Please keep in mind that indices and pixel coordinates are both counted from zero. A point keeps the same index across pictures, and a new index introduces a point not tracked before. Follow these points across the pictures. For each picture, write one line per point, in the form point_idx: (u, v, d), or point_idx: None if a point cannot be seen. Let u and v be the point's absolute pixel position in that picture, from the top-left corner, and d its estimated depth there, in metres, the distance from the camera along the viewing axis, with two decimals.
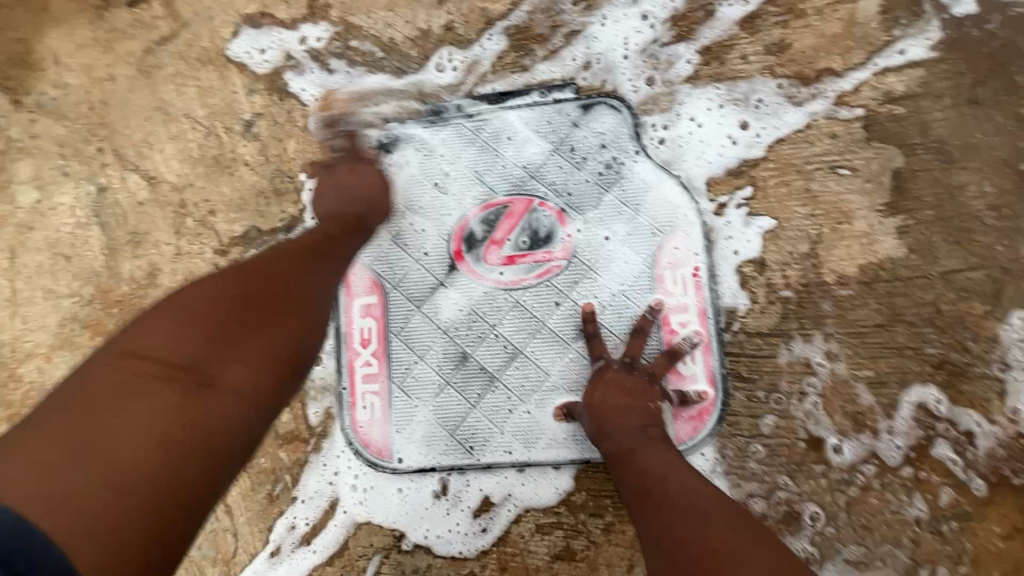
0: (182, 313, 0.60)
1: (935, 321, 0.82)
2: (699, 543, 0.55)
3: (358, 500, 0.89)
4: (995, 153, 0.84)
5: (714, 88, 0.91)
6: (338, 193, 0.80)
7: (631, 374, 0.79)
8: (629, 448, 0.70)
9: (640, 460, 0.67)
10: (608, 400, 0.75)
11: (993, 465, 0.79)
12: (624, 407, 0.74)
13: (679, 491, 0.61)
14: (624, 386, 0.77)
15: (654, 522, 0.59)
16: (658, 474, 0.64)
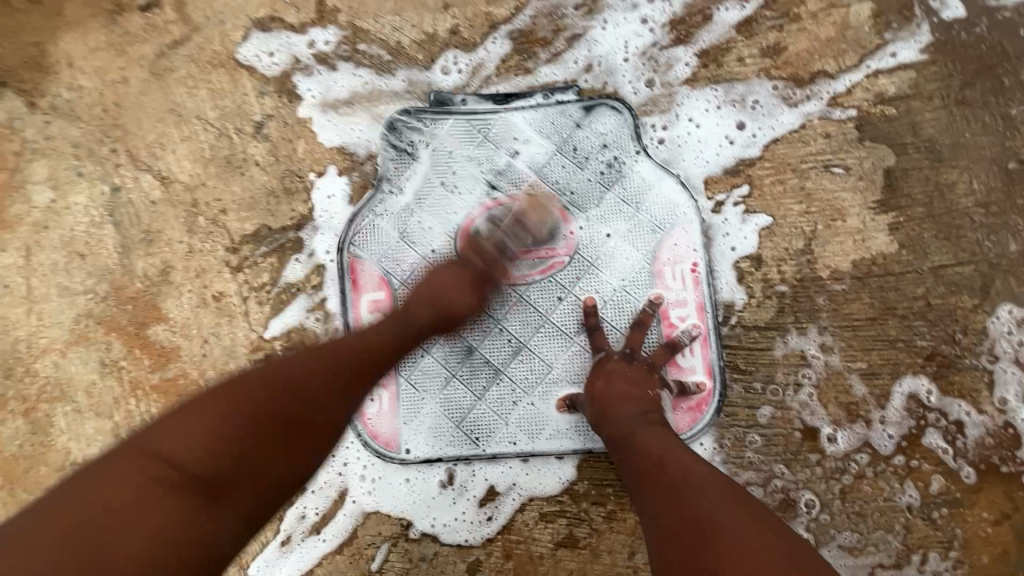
0: (218, 407, 0.59)
1: (926, 315, 0.85)
2: (695, 515, 0.58)
3: (366, 490, 0.91)
4: (982, 152, 0.88)
5: (712, 89, 0.94)
6: (427, 294, 0.83)
7: (631, 365, 0.82)
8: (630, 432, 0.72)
9: (640, 442, 0.70)
10: (610, 389, 0.78)
11: (982, 454, 0.81)
12: (625, 394, 0.77)
13: (677, 469, 0.64)
14: (625, 376, 0.80)
15: (653, 500, 0.62)
16: (657, 455, 0.67)
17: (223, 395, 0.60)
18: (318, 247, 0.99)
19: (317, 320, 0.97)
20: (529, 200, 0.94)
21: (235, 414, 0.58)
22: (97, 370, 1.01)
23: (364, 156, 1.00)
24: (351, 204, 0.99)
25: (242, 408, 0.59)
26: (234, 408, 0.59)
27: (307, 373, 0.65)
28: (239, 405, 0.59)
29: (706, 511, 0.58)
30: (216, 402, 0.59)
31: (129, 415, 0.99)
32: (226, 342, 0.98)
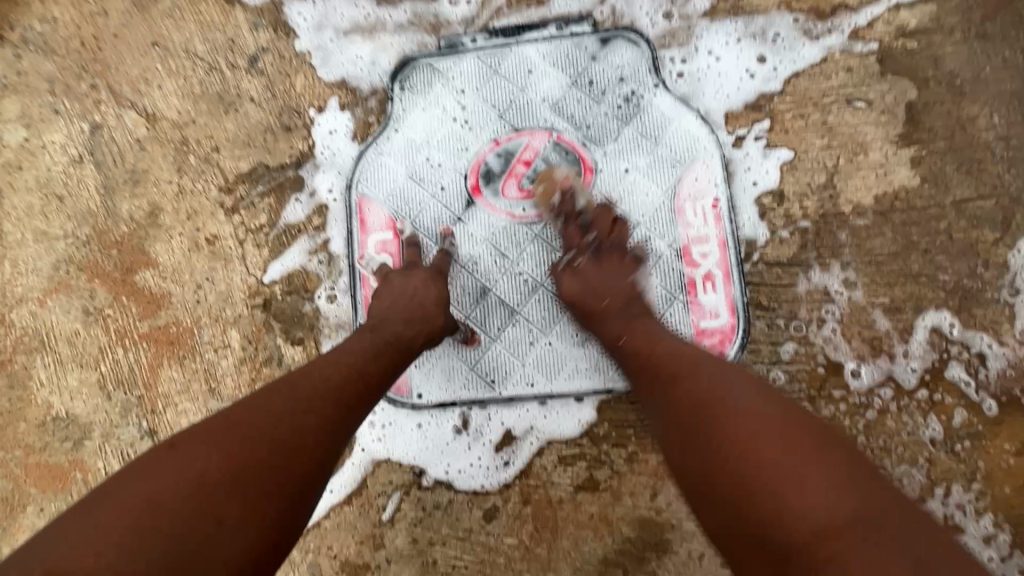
0: (158, 481, 0.51)
1: (949, 249, 0.84)
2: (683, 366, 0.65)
3: (377, 437, 0.87)
4: (1003, 86, 0.86)
5: (731, 21, 0.91)
6: (398, 311, 0.77)
7: (599, 260, 0.81)
8: (627, 335, 0.74)
9: (646, 347, 0.70)
10: (582, 289, 0.80)
11: (1004, 386, 0.81)
12: (599, 287, 0.79)
13: (750, 427, 0.52)
14: (597, 266, 0.81)
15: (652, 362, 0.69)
16: (710, 398, 0.58)
17: (164, 463, 0.52)
18: (320, 186, 0.93)
19: (320, 262, 0.91)
20: (541, 176, 0.90)
21: (186, 483, 0.51)
22: (80, 319, 0.94)
23: (368, 91, 0.95)
24: (355, 140, 0.94)
25: (190, 473, 0.52)
26: (179, 476, 0.51)
27: (275, 402, 0.60)
28: (183, 472, 0.52)
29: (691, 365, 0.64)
30: (153, 472, 0.52)
31: (116, 365, 0.92)
32: (221, 286, 0.93)
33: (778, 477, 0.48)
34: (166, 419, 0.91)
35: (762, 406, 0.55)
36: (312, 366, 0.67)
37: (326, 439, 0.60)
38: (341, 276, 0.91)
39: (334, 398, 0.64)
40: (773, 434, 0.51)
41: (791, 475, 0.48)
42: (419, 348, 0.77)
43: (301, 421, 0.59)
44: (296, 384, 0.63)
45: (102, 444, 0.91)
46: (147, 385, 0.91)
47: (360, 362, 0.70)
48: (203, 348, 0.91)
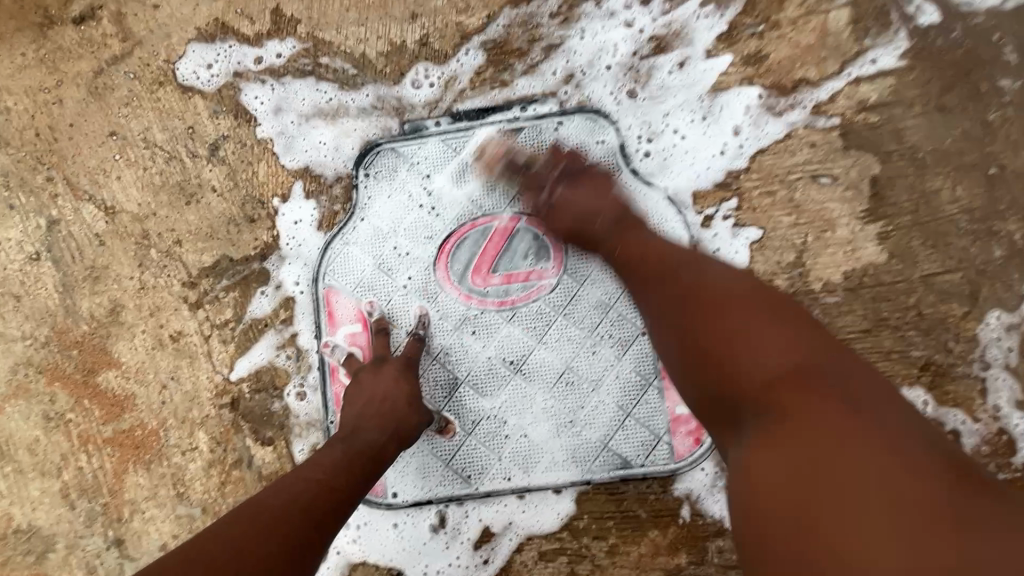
0: None
1: (919, 325, 0.84)
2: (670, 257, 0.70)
3: (351, 538, 0.85)
4: (964, 158, 0.87)
5: (696, 98, 0.91)
6: (368, 412, 0.73)
7: (575, 182, 0.84)
8: (616, 242, 0.77)
9: (620, 244, 0.76)
10: (573, 215, 0.81)
11: (979, 462, 0.81)
12: (586, 211, 0.81)
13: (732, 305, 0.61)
14: (587, 189, 0.82)
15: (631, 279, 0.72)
16: (691, 282, 0.65)
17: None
18: (286, 278, 0.91)
19: (288, 357, 0.89)
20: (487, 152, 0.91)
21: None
22: (40, 426, 0.91)
23: (333, 178, 0.94)
24: (320, 229, 0.92)
25: None
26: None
27: (233, 530, 0.57)
28: None
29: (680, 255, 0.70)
30: None
31: (79, 473, 0.89)
32: (187, 386, 0.90)
33: (747, 343, 0.57)
34: (133, 527, 0.88)
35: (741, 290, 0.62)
36: (282, 479, 0.64)
37: (290, 557, 0.56)
38: (311, 371, 0.89)
39: (298, 519, 0.59)
40: (748, 310, 0.60)
41: (757, 351, 0.56)
42: (393, 454, 0.72)
43: (264, 540, 0.56)
44: (262, 502, 0.60)
45: (66, 557, 0.88)
46: (113, 492, 0.88)
47: (332, 475, 0.65)
48: (169, 452, 0.89)
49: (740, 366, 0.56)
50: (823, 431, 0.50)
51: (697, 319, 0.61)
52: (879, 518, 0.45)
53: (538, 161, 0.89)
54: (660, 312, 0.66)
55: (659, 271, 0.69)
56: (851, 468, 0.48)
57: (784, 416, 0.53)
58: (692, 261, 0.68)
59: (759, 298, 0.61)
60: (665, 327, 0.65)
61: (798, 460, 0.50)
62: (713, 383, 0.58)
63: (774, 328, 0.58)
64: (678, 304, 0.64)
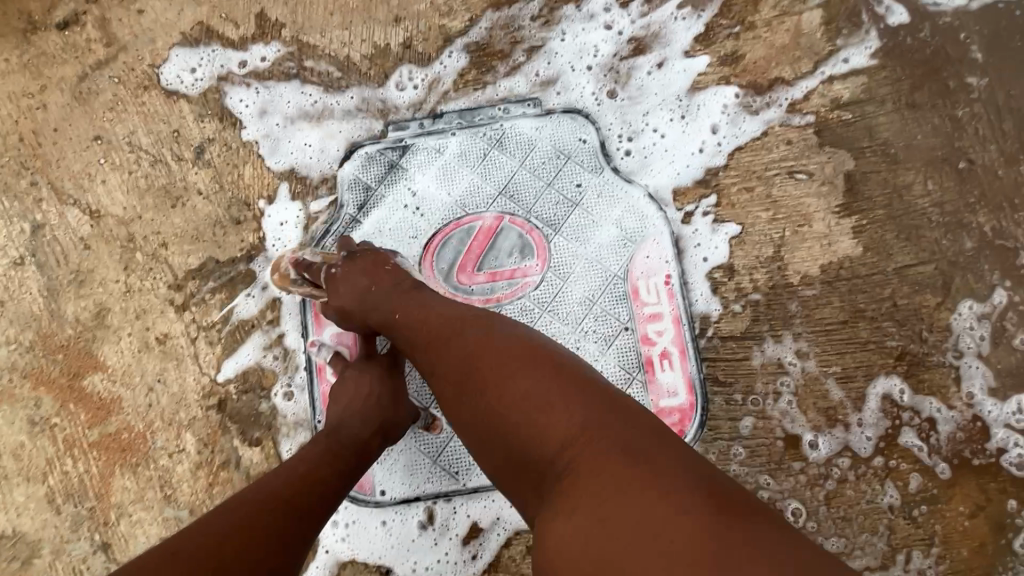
0: None
1: (895, 315, 0.86)
2: (451, 313, 0.68)
3: (340, 537, 0.85)
4: (935, 153, 0.89)
5: (674, 97, 0.93)
6: (354, 409, 0.74)
7: (353, 261, 0.81)
8: (392, 305, 0.74)
9: (400, 305, 0.72)
10: (345, 297, 0.78)
11: (955, 449, 0.83)
12: (355, 296, 0.77)
13: (498, 361, 0.58)
14: (360, 268, 0.79)
15: (416, 343, 0.68)
16: (462, 343, 0.62)
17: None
18: (272, 280, 0.92)
19: (275, 358, 0.90)
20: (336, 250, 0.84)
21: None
22: (25, 431, 0.90)
23: (318, 180, 0.94)
24: (306, 230, 0.93)
25: None
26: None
27: (220, 518, 0.56)
28: None
29: (456, 313, 0.67)
30: None
31: (65, 477, 0.89)
32: (174, 388, 0.90)
33: (517, 402, 0.53)
34: (120, 531, 0.87)
35: (502, 345, 0.59)
36: (263, 480, 0.63)
37: (279, 556, 0.55)
38: (298, 371, 0.89)
39: (288, 505, 0.60)
40: (514, 361, 0.57)
41: (528, 407, 0.53)
42: (376, 449, 0.73)
43: (253, 539, 0.55)
44: (246, 502, 0.59)
45: (52, 562, 0.87)
46: (99, 496, 0.88)
47: (316, 468, 0.66)
48: (156, 454, 0.89)
49: (527, 427, 0.52)
50: (596, 477, 0.46)
51: (486, 382, 0.57)
52: (669, 562, 0.39)
53: (329, 259, 0.84)
54: (442, 372, 0.62)
55: (439, 329, 0.66)
56: (619, 522, 0.43)
57: (570, 480, 0.48)
58: (485, 317, 0.65)
59: (539, 351, 0.57)
60: (459, 393, 0.60)
61: (585, 523, 0.44)
62: (508, 451, 0.54)
63: (531, 377, 0.55)
64: (473, 369, 0.59)
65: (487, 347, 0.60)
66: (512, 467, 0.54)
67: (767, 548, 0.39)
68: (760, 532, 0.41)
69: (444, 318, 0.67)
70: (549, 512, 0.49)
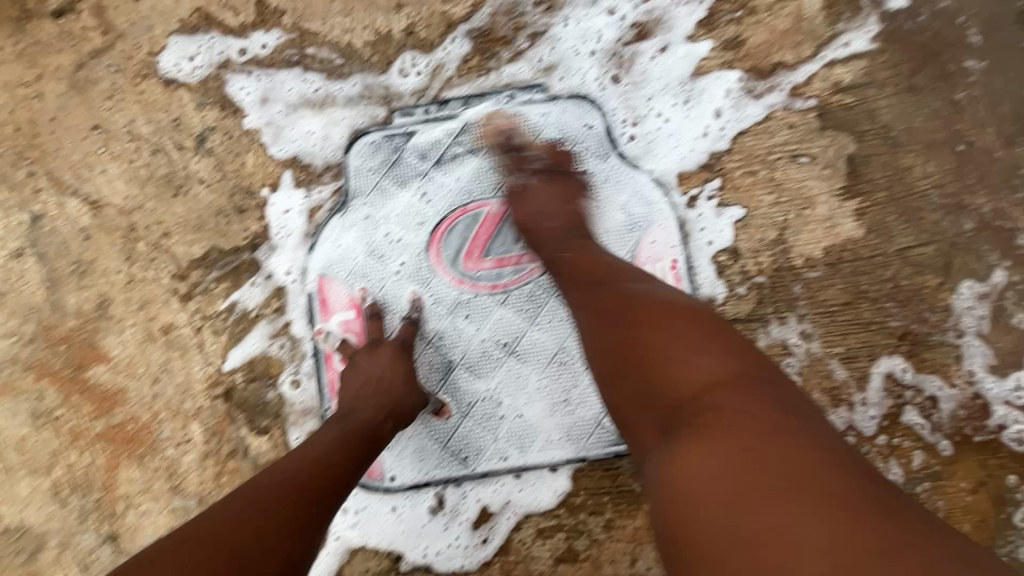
0: None
1: (897, 296, 0.87)
2: (599, 268, 0.70)
3: (350, 524, 0.85)
4: (935, 136, 0.90)
5: (678, 82, 0.93)
6: (364, 394, 0.74)
7: (551, 180, 0.83)
8: (562, 250, 0.76)
9: (566, 255, 0.74)
10: (531, 210, 0.81)
11: (957, 426, 0.84)
12: (546, 211, 0.80)
13: (659, 311, 0.60)
14: (558, 191, 0.82)
15: (567, 285, 0.71)
16: (620, 290, 0.65)
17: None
18: (276, 268, 0.92)
19: (282, 346, 0.89)
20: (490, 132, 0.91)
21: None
22: (28, 423, 0.89)
23: (322, 167, 0.94)
24: (310, 218, 0.93)
25: None
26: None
27: (233, 505, 0.56)
28: None
29: (611, 267, 0.70)
30: None
31: (71, 470, 0.88)
32: (179, 378, 0.89)
33: (672, 348, 0.56)
34: (127, 522, 0.87)
35: (665, 300, 0.61)
36: (275, 465, 0.62)
37: (291, 535, 0.55)
38: (305, 359, 0.89)
39: (300, 489, 0.59)
40: (673, 316, 0.59)
41: (677, 358, 0.55)
42: (389, 433, 0.73)
43: (264, 518, 0.54)
44: (256, 485, 0.58)
45: (59, 554, 0.86)
46: (106, 487, 0.87)
47: (327, 452, 0.65)
48: (163, 445, 0.88)
49: (670, 369, 0.55)
50: (742, 428, 0.48)
51: (636, 324, 0.59)
52: (803, 510, 0.42)
53: (533, 149, 0.88)
54: (588, 313, 0.65)
55: (592, 279, 0.69)
56: (766, 470, 0.45)
57: (709, 417, 0.50)
58: (631, 276, 0.68)
59: (691, 313, 0.60)
60: (600, 331, 0.62)
61: (727, 460, 0.46)
62: (643, 388, 0.56)
63: (691, 331, 0.57)
64: (624, 310, 0.62)
65: (648, 299, 0.62)
66: (639, 401, 0.56)
67: (917, 521, 0.42)
68: (912, 514, 0.43)
69: (592, 272, 0.70)
70: (677, 446, 0.50)
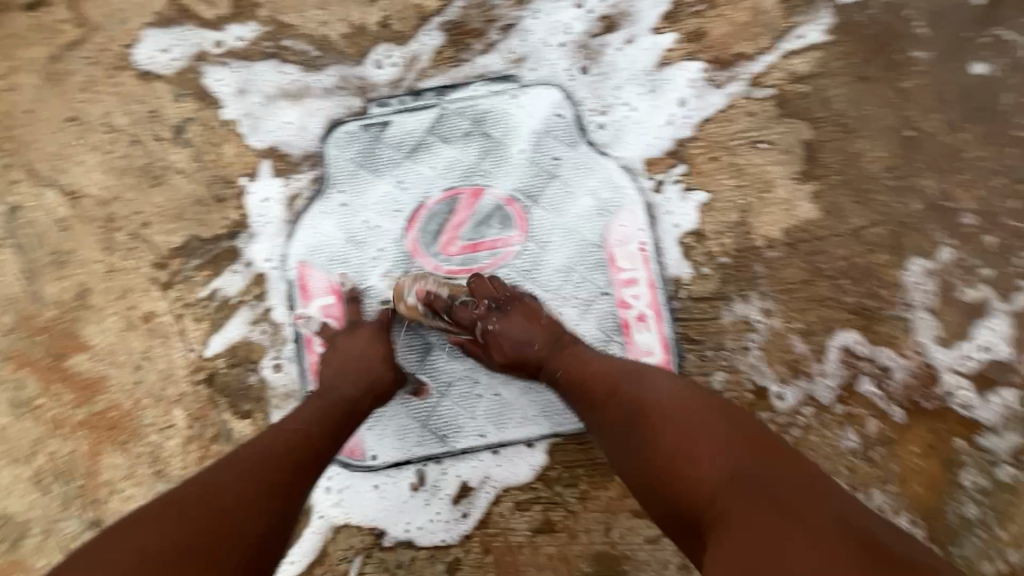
0: (101, 560, 0.49)
1: (851, 273, 0.92)
2: (605, 367, 0.74)
3: (333, 502, 0.87)
4: (885, 122, 0.96)
5: (643, 72, 0.97)
6: (345, 371, 0.76)
7: (507, 315, 0.82)
8: (554, 356, 0.80)
9: (564, 359, 0.78)
10: (509, 344, 0.81)
11: (908, 394, 0.90)
12: (522, 341, 0.81)
13: (663, 413, 0.64)
14: (519, 321, 0.82)
15: (576, 395, 0.75)
16: (625, 394, 0.69)
17: (100, 551, 0.49)
18: (256, 256, 0.93)
19: (263, 332, 0.91)
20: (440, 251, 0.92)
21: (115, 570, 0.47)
22: (9, 413, 0.90)
23: (300, 157, 0.96)
24: (289, 206, 0.95)
25: (130, 547, 0.49)
26: (109, 564, 0.48)
27: (218, 471, 0.58)
28: (125, 550, 0.49)
29: (613, 368, 0.74)
30: (98, 554, 0.49)
31: (53, 457, 0.89)
32: (161, 365, 0.91)
33: (678, 452, 0.59)
34: (111, 507, 0.88)
35: (668, 397, 0.66)
36: (257, 438, 0.64)
37: (273, 504, 0.57)
38: (287, 344, 0.91)
39: (282, 461, 0.62)
40: (673, 416, 0.63)
41: (687, 457, 0.58)
42: (367, 410, 0.75)
43: (245, 491, 0.57)
44: (239, 458, 0.60)
45: (42, 541, 0.87)
46: (89, 474, 0.88)
47: (308, 426, 0.68)
48: (146, 431, 0.89)
49: (682, 470, 0.58)
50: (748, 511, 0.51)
51: (642, 436, 0.63)
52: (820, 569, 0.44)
53: (461, 295, 0.86)
54: (607, 423, 0.69)
55: (601, 384, 0.72)
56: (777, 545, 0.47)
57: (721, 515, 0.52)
58: (632, 373, 0.72)
59: (692, 405, 0.64)
60: (616, 444, 0.67)
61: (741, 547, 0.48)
62: (668, 499, 0.59)
63: (693, 426, 0.61)
64: (630, 423, 0.66)
65: (649, 401, 0.66)
66: (671, 513, 0.59)
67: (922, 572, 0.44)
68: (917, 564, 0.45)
69: (598, 373, 0.74)
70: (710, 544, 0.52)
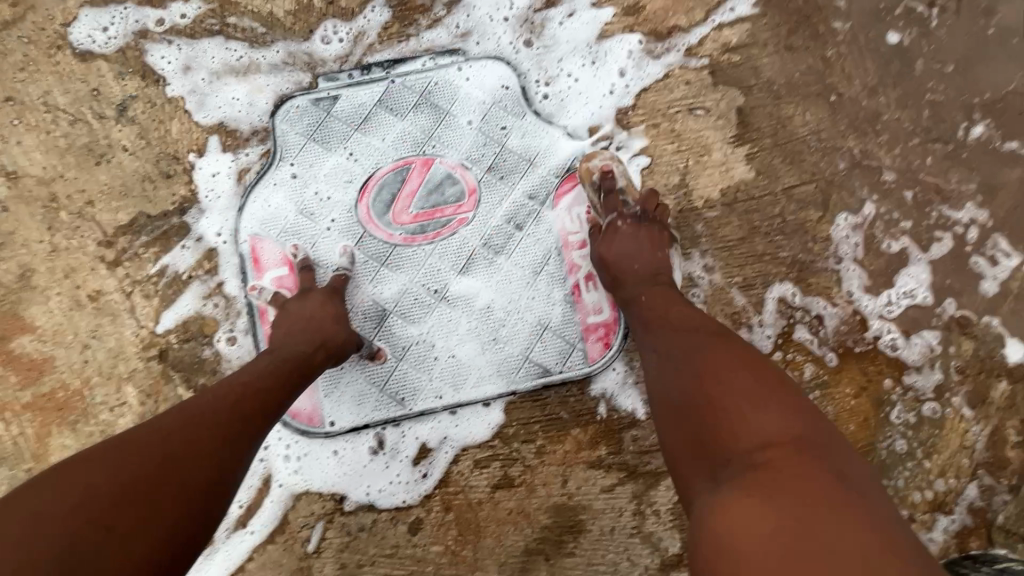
0: (51, 497, 0.50)
1: (784, 229, 0.98)
2: (671, 321, 0.71)
3: (292, 470, 0.88)
4: (811, 88, 1.02)
5: (585, 45, 1.01)
6: (297, 330, 0.77)
7: (640, 226, 0.86)
8: (641, 299, 0.78)
9: (649, 304, 0.76)
10: (615, 249, 0.85)
11: (840, 339, 0.96)
12: (630, 253, 0.84)
13: (730, 367, 0.60)
14: (646, 240, 0.85)
15: (646, 332, 0.72)
16: (692, 345, 0.65)
17: (44, 483, 0.50)
18: (207, 230, 0.93)
19: (216, 306, 0.91)
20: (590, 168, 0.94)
21: (66, 504, 0.49)
22: None
23: (249, 132, 0.96)
24: (239, 181, 0.95)
25: (81, 487, 0.51)
26: (53, 501, 0.49)
27: (171, 416, 0.59)
28: (76, 489, 0.50)
29: (685, 322, 0.70)
30: (48, 489, 0.50)
31: None
32: (110, 342, 0.90)
33: (735, 404, 0.56)
34: None
35: (740, 356, 0.62)
36: (209, 390, 0.64)
37: (225, 451, 0.59)
38: (240, 316, 0.91)
39: (235, 410, 0.63)
40: (745, 373, 0.59)
41: (745, 413, 0.54)
42: (320, 366, 0.76)
43: (196, 438, 0.58)
44: (192, 405, 0.61)
45: None
46: (36, 456, 0.87)
47: (260, 379, 0.69)
48: (96, 410, 0.88)
49: (733, 421, 0.54)
50: (790, 485, 0.47)
51: (704, 374, 0.60)
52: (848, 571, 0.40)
53: (628, 195, 0.92)
54: (664, 359, 0.66)
55: (670, 330, 0.69)
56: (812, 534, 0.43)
57: (763, 475, 0.49)
58: (708, 332, 0.67)
59: (765, 373, 0.60)
60: (670, 372, 0.63)
61: (772, 514, 0.45)
62: (701, 437, 0.56)
63: (764, 390, 0.57)
64: (682, 364, 0.63)
65: (726, 353, 0.62)
66: (695, 449, 0.56)
67: None
68: None
69: (668, 323, 0.71)
70: (728, 495, 0.50)
